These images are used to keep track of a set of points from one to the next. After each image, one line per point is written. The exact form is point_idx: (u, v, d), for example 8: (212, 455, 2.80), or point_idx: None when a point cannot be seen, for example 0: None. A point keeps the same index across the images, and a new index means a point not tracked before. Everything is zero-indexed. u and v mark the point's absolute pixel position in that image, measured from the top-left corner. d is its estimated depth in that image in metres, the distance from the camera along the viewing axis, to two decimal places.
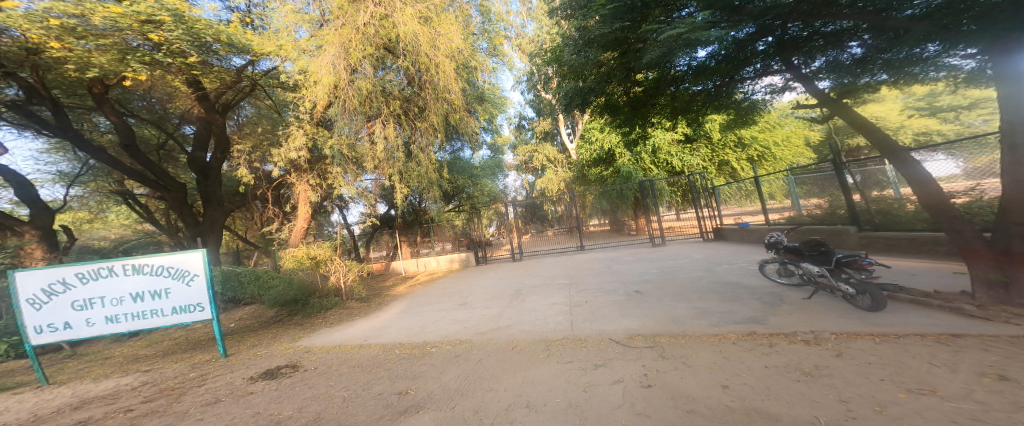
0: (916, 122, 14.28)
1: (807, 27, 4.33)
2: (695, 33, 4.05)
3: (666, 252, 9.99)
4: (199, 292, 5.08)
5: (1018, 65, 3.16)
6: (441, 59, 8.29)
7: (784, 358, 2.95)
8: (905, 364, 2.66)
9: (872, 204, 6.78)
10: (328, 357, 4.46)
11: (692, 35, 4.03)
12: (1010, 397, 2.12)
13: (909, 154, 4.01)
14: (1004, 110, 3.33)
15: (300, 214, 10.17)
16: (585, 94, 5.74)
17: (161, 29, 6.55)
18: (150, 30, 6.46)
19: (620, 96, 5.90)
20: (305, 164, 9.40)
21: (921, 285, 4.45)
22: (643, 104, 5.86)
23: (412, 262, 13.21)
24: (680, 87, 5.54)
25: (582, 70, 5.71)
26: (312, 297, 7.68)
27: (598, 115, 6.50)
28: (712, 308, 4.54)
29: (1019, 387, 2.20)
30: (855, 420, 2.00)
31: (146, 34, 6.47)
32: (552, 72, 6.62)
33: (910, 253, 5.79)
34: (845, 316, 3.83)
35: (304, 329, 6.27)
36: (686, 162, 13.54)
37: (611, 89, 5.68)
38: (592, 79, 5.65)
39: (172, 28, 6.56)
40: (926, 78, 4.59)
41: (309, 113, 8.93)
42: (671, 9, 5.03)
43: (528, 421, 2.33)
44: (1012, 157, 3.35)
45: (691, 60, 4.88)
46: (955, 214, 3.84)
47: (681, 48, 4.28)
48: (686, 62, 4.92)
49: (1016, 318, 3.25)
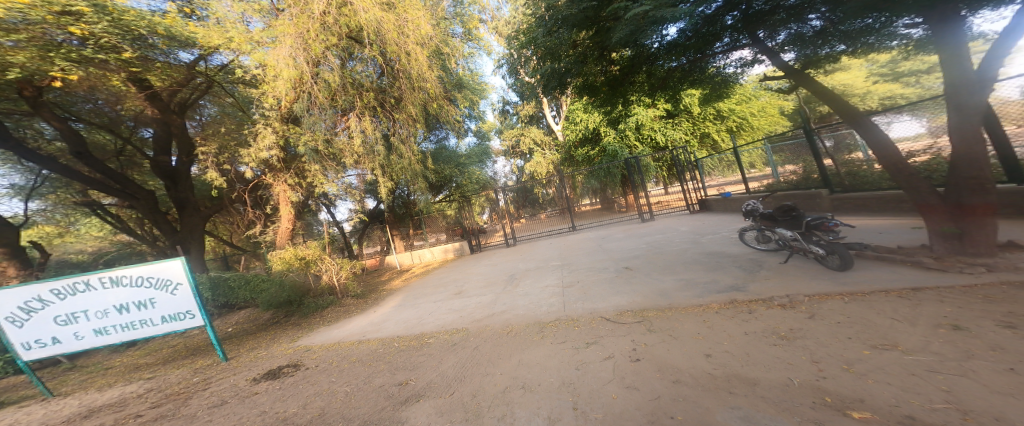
0: (881, 87, 14.83)
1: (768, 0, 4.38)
2: (661, 10, 4.07)
3: (656, 227, 10.24)
4: (185, 300, 4.90)
5: (951, 35, 3.44)
6: (412, 47, 8.16)
7: (762, 324, 3.12)
8: (871, 321, 2.88)
9: (842, 166, 7.01)
10: (329, 354, 4.47)
11: (657, 12, 4.05)
12: (960, 345, 2.36)
13: (868, 118, 4.19)
14: (946, 75, 3.63)
15: (283, 215, 9.90)
16: (562, 75, 5.81)
17: (83, 22, 5.98)
18: (70, 23, 5.86)
19: (599, 75, 5.90)
20: (278, 163, 9.04)
21: (886, 241, 4.74)
22: (621, 83, 5.86)
23: (406, 255, 13.32)
24: (655, 64, 5.58)
25: (556, 51, 5.62)
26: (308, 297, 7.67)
27: (577, 96, 6.48)
28: (697, 278, 4.75)
29: (970, 336, 2.44)
30: (824, 380, 2.19)
31: (67, 27, 5.88)
32: (528, 55, 6.50)
33: (878, 212, 6.12)
34: (817, 277, 4.08)
35: (302, 329, 6.25)
36: (669, 136, 13.66)
37: (588, 69, 5.75)
38: (568, 60, 5.65)
39: (95, 19, 5.99)
40: (882, 47, 4.81)
41: (275, 109, 8.46)
42: None
43: (524, 401, 2.44)
44: (958, 117, 3.63)
45: (662, 37, 4.92)
46: (912, 172, 4.09)
47: (648, 26, 4.34)
48: (659, 39, 4.94)
49: (972, 267, 3.55)
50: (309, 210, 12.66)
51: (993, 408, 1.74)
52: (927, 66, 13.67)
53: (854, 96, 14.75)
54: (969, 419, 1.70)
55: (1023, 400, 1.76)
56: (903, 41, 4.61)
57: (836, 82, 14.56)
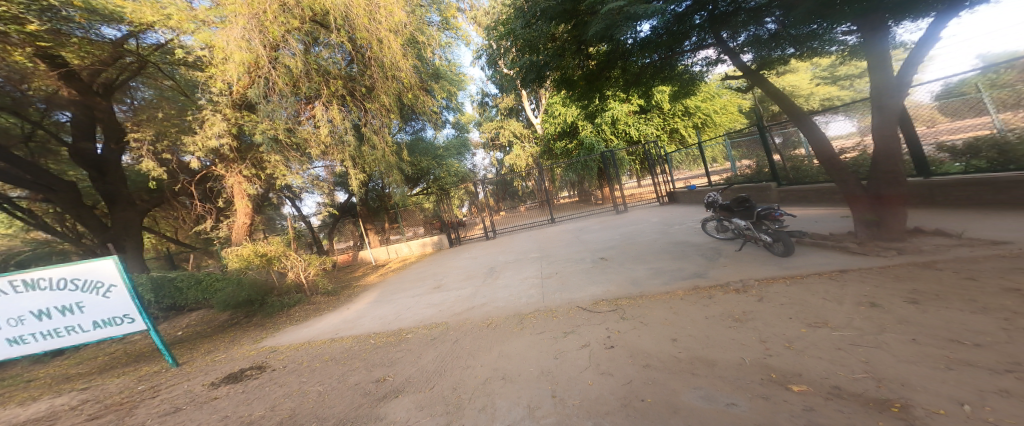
0: (822, 89, 16.28)
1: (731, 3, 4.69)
2: (635, 6, 4.17)
3: (629, 218, 10.66)
4: (121, 303, 4.41)
5: (878, 43, 3.86)
6: (385, 33, 7.85)
7: (720, 308, 3.39)
8: (808, 301, 3.24)
9: (788, 162, 7.63)
10: (298, 354, 4.27)
11: (631, 8, 4.14)
12: (876, 320, 2.73)
13: (809, 118, 4.62)
14: (873, 79, 4.07)
15: (238, 209, 9.05)
16: (540, 68, 5.91)
17: None
18: None
19: (576, 69, 6.00)
20: (231, 153, 8.26)
21: (822, 229, 5.29)
22: (598, 77, 5.98)
23: (382, 250, 13.03)
24: (630, 61, 5.70)
25: (535, 43, 5.69)
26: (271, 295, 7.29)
27: (555, 90, 6.56)
28: (665, 267, 5.03)
29: (884, 312, 2.82)
30: (770, 357, 2.44)
31: None
32: (507, 46, 6.43)
33: (816, 203, 6.79)
34: (766, 262, 4.48)
35: (265, 330, 5.90)
36: (642, 131, 13.98)
37: (566, 62, 5.84)
38: (546, 53, 5.78)
39: None
40: (824, 52, 5.33)
41: (226, 95, 7.75)
42: None
43: (505, 392, 2.49)
44: (880, 118, 4.09)
45: (636, 34, 5.05)
46: (842, 166, 4.57)
47: (623, 22, 4.43)
48: (634, 35, 5.05)
49: (886, 250, 4.07)
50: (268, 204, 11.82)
51: (902, 375, 2.04)
52: (860, 71, 15.18)
53: (800, 96, 16.08)
54: (883, 385, 1.98)
55: (922, 367, 2.08)
56: (841, 46, 5.13)
57: (786, 84, 15.77)
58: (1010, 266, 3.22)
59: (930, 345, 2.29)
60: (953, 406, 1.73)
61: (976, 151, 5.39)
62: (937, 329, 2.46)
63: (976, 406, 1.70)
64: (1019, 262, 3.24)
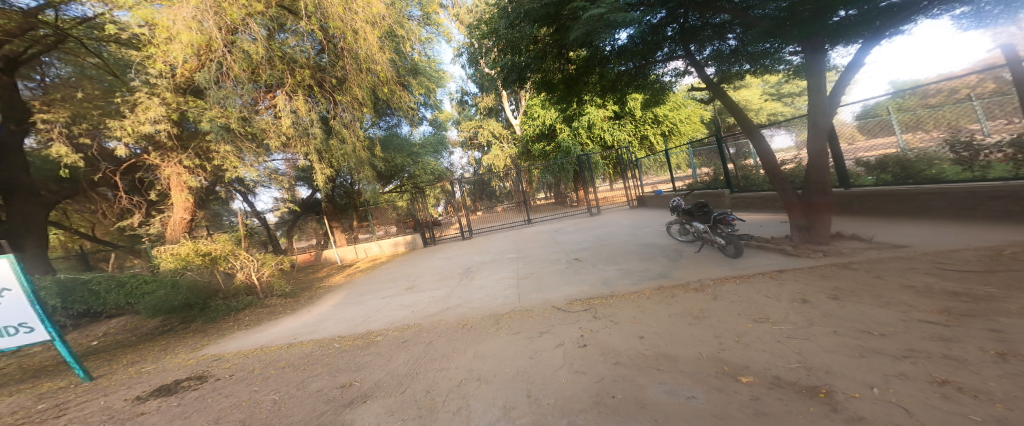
0: (770, 105, 17.82)
1: (700, 18, 5.07)
2: (615, 14, 4.28)
3: (601, 220, 11.02)
4: (19, 310, 3.80)
5: (817, 64, 4.30)
6: (361, 25, 7.52)
7: (681, 306, 3.60)
8: (754, 299, 3.53)
9: (739, 171, 8.35)
10: (248, 361, 3.94)
11: (612, 16, 4.26)
12: (808, 315, 3.04)
13: (757, 130, 5.04)
14: (812, 97, 4.50)
15: (177, 203, 8.08)
16: (521, 70, 5.86)
17: None
18: None
19: (556, 73, 6.09)
20: (169, 141, 7.40)
21: (766, 232, 5.80)
22: (576, 82, 6.13)
23: (349, 249, 12.53)
24: (607, 67, 5.90)
25: (517, 44, 5.66)
26: (215, 298, 6.75)
27: (535, 92, 6.60)
28: (634, 267, 5.25)
29: (815, 307, 3.15)
30: (723, 351, 2.64)
31: None
32: (489, 45, 6.40)
33: (762, 209, 7.43)
34: (719, 263, 4.83)
35: (208, 337, 5.38)
36: (615, 137, 14.40)
37: (547, 66, 5.92)
38: (527, 54, 5.77)
39: None
40: (775, 71, 5.86)
41: (169, 78, 7.00)
42: None
43: (480, 393, 2.45)
44: (814, 133, 4.55)
45: (615, 42, 5.25)
46: (781, 176, 5.03)
47: (604, 29, 4.52)
48: (613, 42, 5.24)
49: (814, 252, 4.56)
50: (215, 199, 10.76)
51: (828, 364, 2.29)
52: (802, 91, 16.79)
53: (752, 111, 17.45)
54: (812, 374, 2.21)
55: (844, 356, 2.35)
56: (788, 66, 5.67)
57: (742, 98, 17.06)
58: (909, 266, 3.74)
59: (849, 336, 2.60)
60: (866, 390, 1.97)
61: (884, 166, 6.19)
62: (854, 322, 2.79)
63: (883, 389, 1.96)
64: (916, 263, 3.78)
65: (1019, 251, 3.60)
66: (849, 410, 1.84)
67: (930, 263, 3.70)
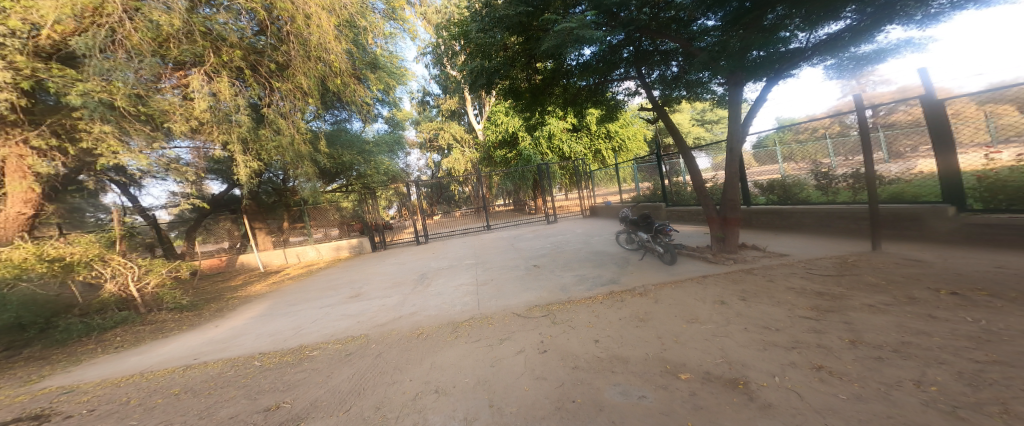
0: (698, 130, 20.04)
1: (651, 43, 5.53)
2: (583, 31, 4.37)
3: (558, 228, 11.32)
4: None
5: (737, 95, 4.85)
6: (314, 10, 7.05)
7: (629, 310, 3.76)
8: (687, 302, 3.83)
9: (672, 187, 9.21)
10: (118, 392, 3.17)
11: (581, 32, 4.35)
12: (725, 315, 3.37)
13: (690, 151, 5.56)
14: (732, 125, 5.08)
15: (19, 196, 6.41)
16: (490, 74, 5.71)
17: None
18: None
19: (522, 82, 6.13)
20: (15, 115, 5.80)
21: (694, 242, 6.41)
22: (542, 93, 6.25)
23: (275, 253, 11.40)
24: (570, 80, 6.15)
25: (489, 50, 5.57)
26: (65, 316, 5.49)
27: (501, 99, 6.59)
28: (588, 274, 5.39)
29: (731, 308, 3.50)
30: (664, 351, 2.78)
31: None
32: (456, 49, 6.28)
33: (690, 221, 8.24)
34: (658, 270, 5.20)
35: (66, 364, 4.24)
36: (572, 149, 14.88)
37: (515, 74, 5.94)
38: (497, 60, 5.68)
39: None
40: (705, 99, 6.62)
41: (30, 41, 5.56)
42: (569, 4, 5.25)
43: (439, 407, 2.25)
44: (730, 157, 5.15)
45: (578, 57, 5.52)
46: (705, 193, 5.60)
47: (572, 43, 4.61)
48: (575, 58, 5.54)
49: (728, 260, 5.14)
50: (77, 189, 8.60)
51: (744, 358, 2.52)
52: None
53: (686, 133, 19.41)
54: (732, 367, 2.43)
55: (755, 350, 2.62)
56: (712, 95, 6.45)
57: (679, 122, 18.91)
58: (789, 271, 4.39)
59: (755, 332, 2.92)
60: (770, 379, 2.21)
61: (772, 189, 7.34)
62: (758, 319, 3.15)
63: (782, 377, 2.21)
64: (794, 269, 4.45)
65: (857, 259, 4.45)
66: (761, 398, 2.03)
67: (802, 269, 4.39)
